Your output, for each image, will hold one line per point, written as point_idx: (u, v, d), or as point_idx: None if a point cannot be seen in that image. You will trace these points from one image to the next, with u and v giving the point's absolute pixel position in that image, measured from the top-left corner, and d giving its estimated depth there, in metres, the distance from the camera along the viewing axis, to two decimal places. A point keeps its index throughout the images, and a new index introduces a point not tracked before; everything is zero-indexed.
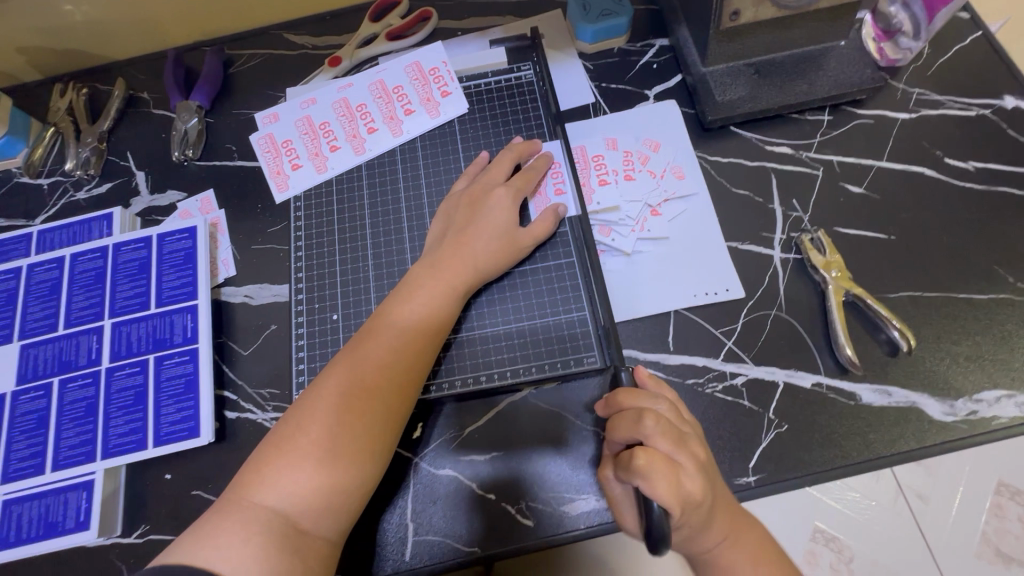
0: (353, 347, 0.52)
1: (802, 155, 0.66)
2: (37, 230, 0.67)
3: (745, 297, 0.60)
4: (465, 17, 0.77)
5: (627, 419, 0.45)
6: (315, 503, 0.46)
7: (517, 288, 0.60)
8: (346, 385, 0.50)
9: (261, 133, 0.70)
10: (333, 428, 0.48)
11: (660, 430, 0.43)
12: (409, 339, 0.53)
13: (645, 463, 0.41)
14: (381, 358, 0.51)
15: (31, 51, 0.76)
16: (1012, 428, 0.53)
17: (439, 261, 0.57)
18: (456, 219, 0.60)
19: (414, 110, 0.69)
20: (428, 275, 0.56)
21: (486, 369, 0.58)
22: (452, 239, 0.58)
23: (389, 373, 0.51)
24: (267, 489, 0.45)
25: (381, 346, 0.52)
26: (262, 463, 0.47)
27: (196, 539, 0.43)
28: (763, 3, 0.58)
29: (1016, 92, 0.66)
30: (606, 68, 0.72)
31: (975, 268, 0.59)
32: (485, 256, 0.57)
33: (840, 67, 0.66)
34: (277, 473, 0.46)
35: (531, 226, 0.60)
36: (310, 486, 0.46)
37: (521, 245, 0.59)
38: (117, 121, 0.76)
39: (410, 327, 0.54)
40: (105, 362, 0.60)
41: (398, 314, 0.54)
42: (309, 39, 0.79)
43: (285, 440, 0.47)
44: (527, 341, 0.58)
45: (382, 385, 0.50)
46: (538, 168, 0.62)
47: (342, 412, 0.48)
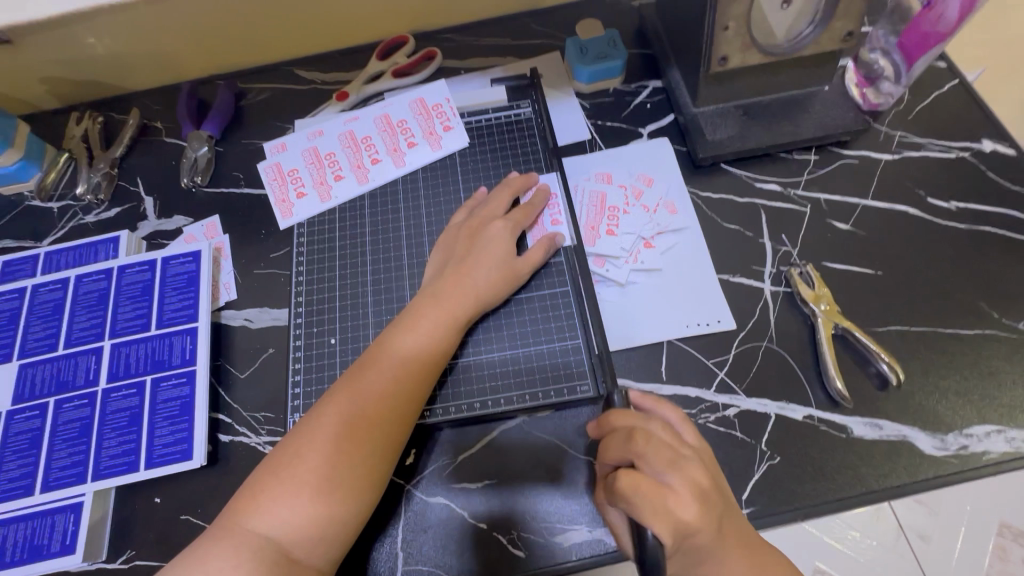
0: (354, 373, 0.53)
1: (790, 193, 0.68)
2: (44, 252, 0.69)
3: (736, 328, 0.61)
4: (468, 57, 0.81)
5: (618, 439, 0.47)
6: (308, 533, 0.46)
7: (515, 319, 0.61)
8: (343, 414, 0.50)
9: (269, 161, 0.73)
10: (330, 456, 0.48)
11: (652, 450, 0.44)
12: (409, 369, 0.54)
13: (627, 486, 0.43)
14: (381, 387, 0.52)
15: (52, 81, 0.80)
16: (1003, 463, 0.54)
17: (440, 290, 0.58)
18: (457, 250, 0.61)
19: (417, 143, 0.72)
20: (429, 305, 0.57)
21: (481, 398, 0.58)
22: (453, 269, 0.60)
23: (389, 401, 0.51)
24: (260, 517, 0.46)
25: (382, 373, 0.52)
26: (256, 490, 0.47)
27: (188, 565, 0.44)
28: (749, 50, 0.62)
29: (993, 136, 0.69)
30: (602, 107, 0.75)
31: (961, 304, 0.60)
32: (485, 286, 0.59)
33: (824, 110, 0.69)
34: (271, 503, 0.46)
35: (527, 254, 0.61)
36: (302, 516, 0.46)
37: (519, 275, 0.61)
38: (129, 148, 0.79)
39: (411, 357, 0.54)
40: (102, 383, 0.60)
41: (400, 341, 0.55)
42: (318, 74, 0.83)
43: (281, 467, 0.48)
44: (524, 370, 0.59)
45: (381, 413, 0.51)
46: (538, 204, 0.65)
47: (340, 440, 0.49)
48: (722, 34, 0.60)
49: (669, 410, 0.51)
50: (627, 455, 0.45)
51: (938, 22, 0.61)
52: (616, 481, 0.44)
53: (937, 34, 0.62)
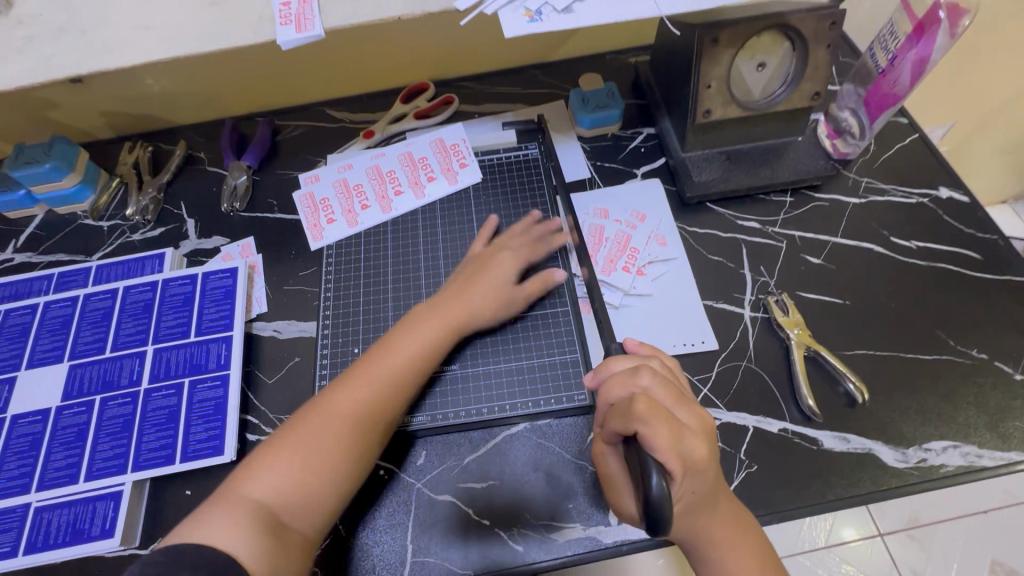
0: (358, 367, 0.59)
1: (768, 230, 0.76)
2: (96, 265, 0.76)
3: (718, 348, 0.68)
4: (482, 103, 0.91)
5: (624, 376, 0.48)
6: (298, 499, 0.51)
7: (503, 335, 0.68)
8: (341, 400, 0.56)
9: (303, 190, 0.81)
10: (327, 436, 0.54)
11: (658, 383, 0.47)
12: (404, 365, 0.60)
13: (646, 410, 0.43)
14: (376, 378, 0.58)
15: (111, 114, 0.89)
16: (958, 476, 0.59)
17: (446, 300, 0.65)
18: (469, 271, 0.69)
19: (435, 177, 0.80)
20: (429, 312, 0.64)
21: (466, 402, 0.65)
22: (458, 286, 0.67)
23: (383, 390, 0.58)
24: (255, 483, 0.51)
25: (379, 367, 0.59)
26: (256, 461, 0.53)
27: (191, 524, 0.48)
28: (730, 104, 0.72)
29: (949, 184, 0.78)
30: (601, 150, 0.84)
31: (920, 332, 0.67)
32: (482, 303, 0.66)
33: (798, 158, 0.78)
34: (266, 471, 0.52)
35: (526, 287, 0.68)
36: (293, 483, 0.52)
37: (516, 299, 0.67)
38: (175, 175, 0.87)
39: (404, 355, 0.61)
40: (144, 383, 0.66)
41: (398, 342, 0.62)
42: (346, 114, 0.92)
43: (283, 439, 0.54)
44: (508, 373, 0.66)
45: (374, 401, 0.57)
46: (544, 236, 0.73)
47: (337, 420, 0.55)
48: (706, 91, 0.70)
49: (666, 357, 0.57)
50: (634, 388, 0.47)
51: (895, 84, 0.70)
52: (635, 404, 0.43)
53: (894, 95, 0.70)
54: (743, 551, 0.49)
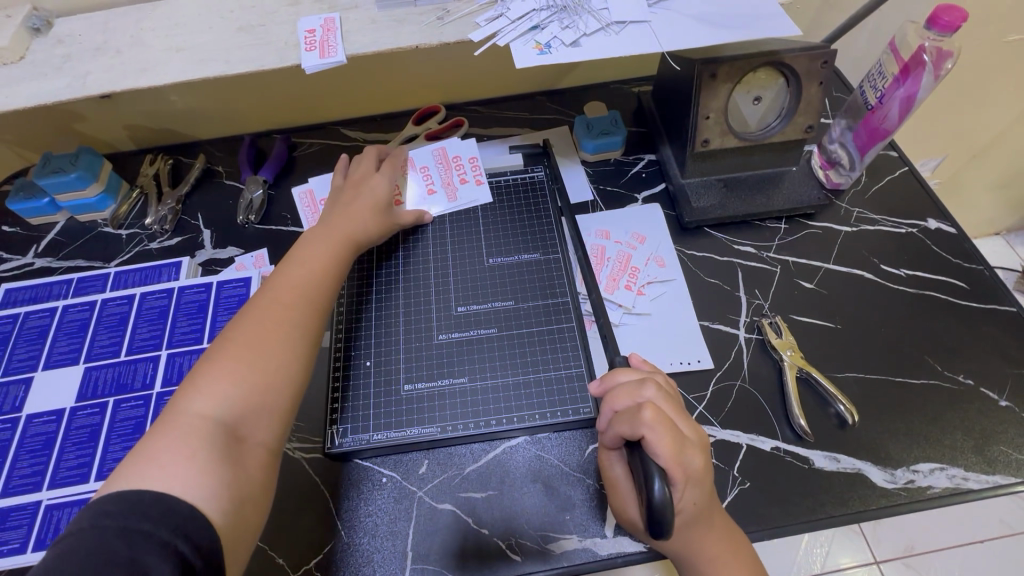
0: (271, 282, 0.62)
1: (763, 254, 0.79)
2: (114, 271, 0.79)
3: (714, 368, 0.70)
4: (490, 126, 0.95)
5: (631, 387, 0.50)
6: (249, 413, 0.52)
7: (432, 276, 0.77)
8: (261, 314, 0.58)
9: (304, 188, 0.84)
10: (261, 344, 0.55)
11: (662, 395, 0.49)
12: (322, 268, 0.64)
13: (653, 417, 0.45)
14: (289, 294, 0.60)
15: (135, 128, 0.93)
16: (945, 497, 0.61)
17: (330, 226, 0.69)
18: (341, 200, 0.73)
19: (436, 192, 0.81)
20: (321, 233, 0.69)
21: (473, 413, 0.66)
22: (341, 212, 0.71)
23: (305, 297, 0.61)
24: (196, 401, 0.50)
25: (300, 273, 0.63)
26: (192, 384, 0.52)
27: (134, 463, 0.45)
28: (727, 135, 0.75)
29: (937, 216, 0.81)
30: (603, 174, 0.88)
31: (908, 356, 0.70)
32: (366, 228, 0.71)
33: (793, 187, 0.81)
34: (205, 391, 0.51)
35: (400, 215, 0.77)
36: (240, 397, 0.52)
37: (393, 217, 0.75)
38: (193, 187, 0.91)
39: (315, 266, 0.64)
40: (157, 387, 0.69)
41: (309, 252, 0.66)
42: (360, 134, 0.96)
43: (213, 360, 0.54)
44: (462, 334, 0.72)
45: (302, 305, 0.60)
46: (399, 158, 0.79)
47: (266, 329, 0.56)
48: (705, 121, 0.73)
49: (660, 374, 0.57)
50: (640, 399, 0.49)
51: (884, 120, 0.73)
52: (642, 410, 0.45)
53: (884, 129, 0.74)
54: (734, 565, 0.51)
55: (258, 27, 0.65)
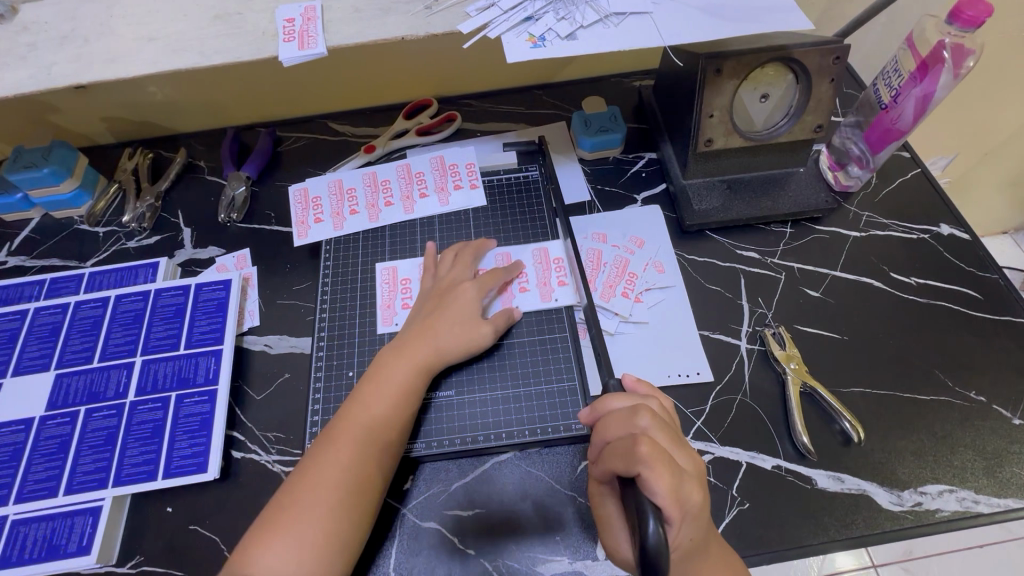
0: (342, 413, 0.59)
1: (766, 260, 0.75)
2: (89, 272, 0.75)
3: (713, 381, 0.67)
4: (484, 121, 0.91)
5: (624, 416, 0.47)
6: (300, 574, 0.50)
7: (496, 368, 0.67)
8: (329, 457, 0.56)
9: (298, 186, 0.81)
10: (325, 499, 0.53)
11: (656, 423, 0.46)
12: (389, 402, 0.60)
13: (650, 452, 0.42)
14: (356, 435, 0.57)
15: (112, 120, 0.89)
16: (953, 521, 0.58)
17: (404, 345, 0.63)
18: (426, 309, 0.67)
19: (428, 195, 0.79)
20: (393, 358, 0.63)
21: (462, 426, 0.64)
22: (419, 326, 0.65)
23: (362, 450, 0.56)
24: (258, 564, 0.50)
25: (373, 406, 0.59)
26: (259, 529, 0.53)
27: None
28: (732, 134, 0.71)
29: (950, 222, 0.77)
30: (602, 173, 0.84)
31: (917, 370, 0.66)
32: (447, 343, 0.64)
33: (799, 189, 0.78)
34: (265, 549, 0.51)
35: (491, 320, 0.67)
36: (292, 557, 0.50)
37: (486, 334, 0.65)
38: (174, 183, 0.87)
39: (379, 404, 0.59)
40: (131, 395, 0.66)
41: (383, 375, 0.61)
42: (349, 128, 0.92)
43: (276, 517, 0.53)
44: (509, 408, 0.64)
45: (357, 458, 0.56)
46: (506, 270, 0.71)
47: (329, 477, 0.54)
48: (708, 120, 0.70)
49: (663, 397, 0.55)
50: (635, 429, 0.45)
51: (897, 120, 0.70)
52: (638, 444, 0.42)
53: (898, 130, 0.70)
54: None
55: (233, 15, 0.61)
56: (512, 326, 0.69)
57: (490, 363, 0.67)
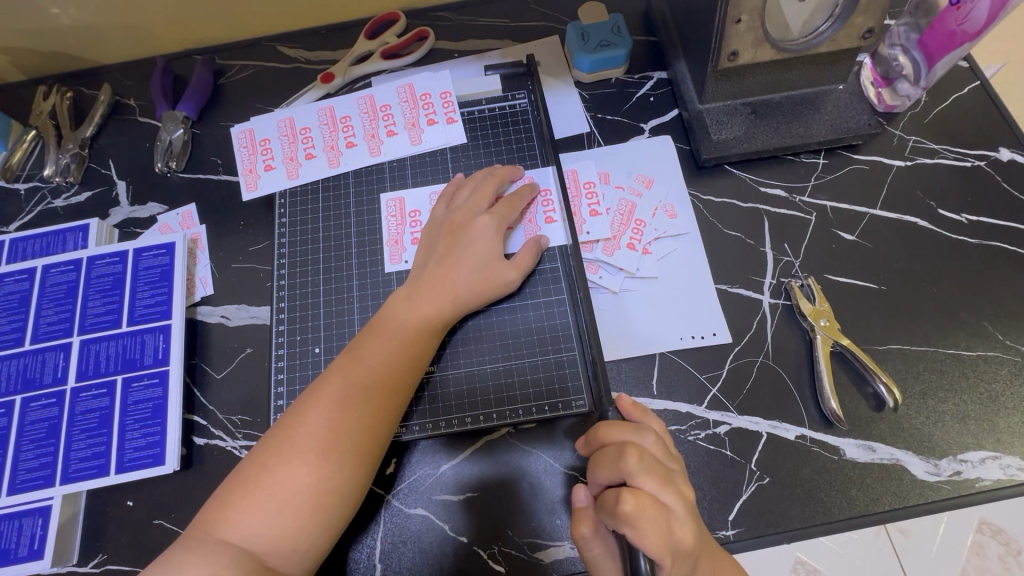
0: (343, 363, 0.52)
1: (795, 199, 0.65)
2: (9, 239, 0.65)
3: (731, 342, 0.59)
4: (461, 39, 0.76)
5: (611, 458, 0.44)
6: (285, 543, 0.45)
7: (514, 311, 0.60)
8: (326, 412, 0.49)
9: (242, 126, 0.68)
10: (315, 464, 0.47)
11: (644, 468, 0.42)
12: (401, 355, 0.53)
13: (634, 509, 0.40)
14: (355, 394, 0.50)
15: (15, 51, 0.74)
16: (995, 490, 0.52)
17: (418, 290, 0.55)
18: (437, 247, 0.58)
19: (397, 132, 0.67)
20: (405, 305, 0.55)
21: (463, 404, 0.56)
22: (432, 267, 0.57)
23: (366, 410, 0.49)
24: (233, 526, 0.45)
25: (381, 362, 0.52)
26: (235, 488, 0.46)
27: (164, 574, 0.42)
28: (762, 45, 0.58)
29: (1011, 144, 0.66)
30: (602, 99, 0.71)
31: (964, 323, 0.58)
32: (466, 289, 0.56)
33: (837, 111, 0.65)
34: (245, 512, 0.45)
35: (515, 259, 0.58)
36: (278, 526, 0.45)
37: (508, 279, 0.57)
38: (101, 128, 0.74)
39: (387, 361, 0.52)
40: (71, 381, 0.58)
41: (393, 328, 0.54)
42: (301, 52, 0.77)
43: (251, 478, 0.46)
44: (512, 382, 0.57)
45: (357, 422, 0.49)
46: (524, 195, 0.61)
47: (323, 439, 0.48)
48: (734, 27, 0.56)
49: (654, 421, 0.50)
50: (621, 474, 0.43)
51: (965, 21, 0.56)
52: (622, 503, 0.40)
53: (964, 34, 0.57)
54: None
55: None
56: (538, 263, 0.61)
57: (506, 307, 0.60)
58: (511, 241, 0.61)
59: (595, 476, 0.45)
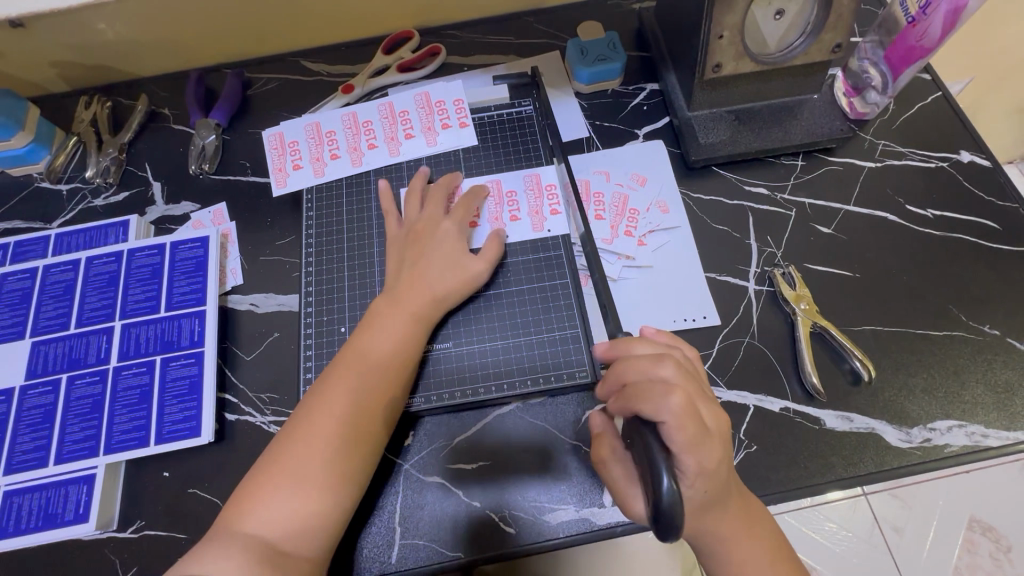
0: (337, 362, 0.57)
1: (777, 196, 0.71)
2: (55, 233, 0.70)
3: (721, 324, 0.64)
4: (470, 54, 0.83)
5: (646, 360, 0.47)
6: (297, 527, 0.49)
7: (520, 298, 0.65)
8: (328, 405, 0.54)
9: (271, 130, 0.74)
10: (321, 450, 0.51)
11: (681, 375, 0.46)
12: (392, 347, 0.57)
13: (666, 400, 0.43)
14: (352, 383, 0.55)
15: (61, 65, 0.81)
16: (962, 456, 0.57)
17: (398, 293, 0.60)
18: (408, 255, 0.63)
19: (414, 135, 0.73)
20: (387, 308, 0.60)
21: (478, 378, 0.61)
22: (407, 272, 0.62)
23: (360, 397, 0.54)
24: (249, 518, 0.49)
25: (371, 353, 0.57)
26: (250, 484, 0.51)
27: (187, 563, 0.46)
28: (742, 58, 0.65)
29: (971, 147, 0.73)
30: (600, 107, 0.78)
31: (932, 306, 0.64)
32: (442, 287, 0.61)
33: (813, 117, 0.72)
34: (258, 504, 0.49)
35: (482, 254, 0.64)
36: (291, 513, 0.49)
37: (480, 274, 0.63)
38: (138, 134, 0.80)
39: (381, 353, 0.57)
40: (114, 361, 0.63)
41: (375, 327, 0.58)
42: (323, 66, 0.84)
43: (261, 473, 0.51)
44: (518, 359, 0.62)
45: (353, 408, 0.54)
46: (472, 198, 0.67)
47: (326, 426, 0.52)
48: (717, 42, 0.63)
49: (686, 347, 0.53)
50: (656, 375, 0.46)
51: (923, 37, 0.63)
52: (654, 393, 0.43)
53: (922, 48, 0.64)
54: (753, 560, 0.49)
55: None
56: (505, 260, 0.67)
57: (488, 299, 0.65)
58: (475, 242, 0.67)
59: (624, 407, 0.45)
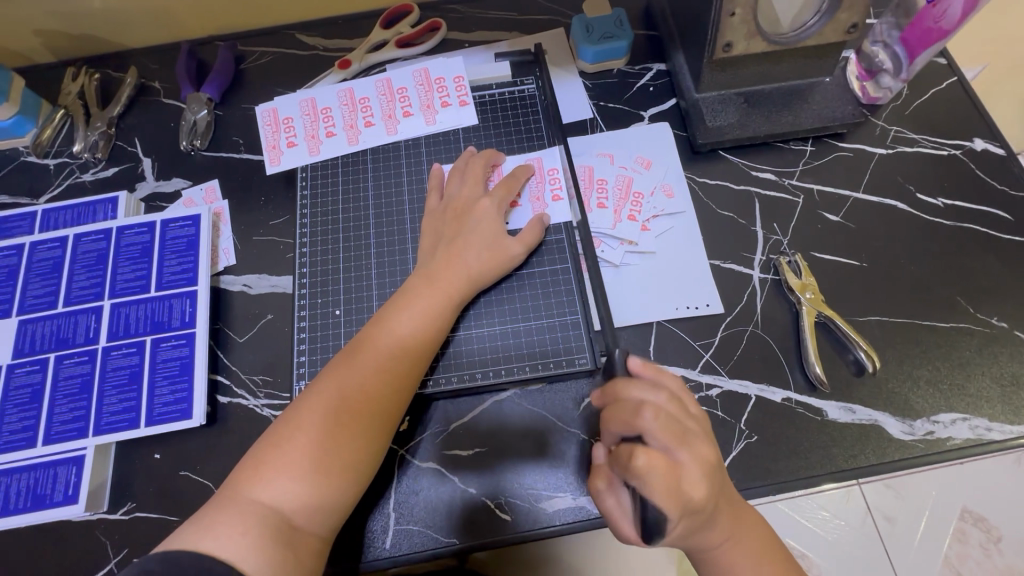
0: (366, 336, 0.55)
1: (784, 182, 0.69)
2: (41, 209, 0.68)
3: (723, 313, 0.63)
4: (472, 30, 0.80)
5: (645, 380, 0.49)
6: (311, 503, 0.48)
7: (525, 282, 0.63)
8: (355, 376, 0.52)
9: (265, 106, 0.72)
10: (344, 424, 0.50)
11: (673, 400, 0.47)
12: (423, 326, 0.56)
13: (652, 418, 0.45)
14: (380, 362, 0.53)
15: (46, 34, 0.78)
16: (965, 449, 0.57)
17: (433, 270, 0.59)
18: (445, 231, 0.62)
19: (413, 114, 0.71)
20: (423, 284, 0.58)
21: (482, 364, 0.60)
22: (443, 249, 0.60)
23: (390, 377, 0.53)
24: (264, 487, 0.48)
25: (403, 333, 0.55)
26: (267, 449, 0.49)
27: (196, 531, 0.45)
28: (754, 37, 0.63)
29: (985, 135, 0.71)
30: (605, 88, 0.75)
31: (940, 298, 0.63)
32: (478, 267, 0.60)
33: (824, 101, 0.70)
34: (273, 471, 0.48)
35: (521, 235, 0.62)
36: (307, 483, 0.48)
37: (515, 253, 0.61)
38: (127, 108, 0.78)
39: (410, 332, 0.56)
40: (103, 341, 0.61)
41: (414, 304, 0.57)
42: (320, 40, 0.81)
43: (282, 440, 0.49)
44: (521, 345, 0.61)
45: (381, 387, 0.53)
46: (518, 178, 0.65)
47: (349, 402, 0.51)
48: (729, 20, 0.60)
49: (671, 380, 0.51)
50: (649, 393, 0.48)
51: (942, 18, 0.61)
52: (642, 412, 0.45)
53: (940, 30, 0.62)
54: (744, 551, 0.49)
55: None
56: (540, 242, 0.65)
57: (515, 280, 0.63)
58: (513, 221, 0.65)
59: (609, 429, 0.48)
